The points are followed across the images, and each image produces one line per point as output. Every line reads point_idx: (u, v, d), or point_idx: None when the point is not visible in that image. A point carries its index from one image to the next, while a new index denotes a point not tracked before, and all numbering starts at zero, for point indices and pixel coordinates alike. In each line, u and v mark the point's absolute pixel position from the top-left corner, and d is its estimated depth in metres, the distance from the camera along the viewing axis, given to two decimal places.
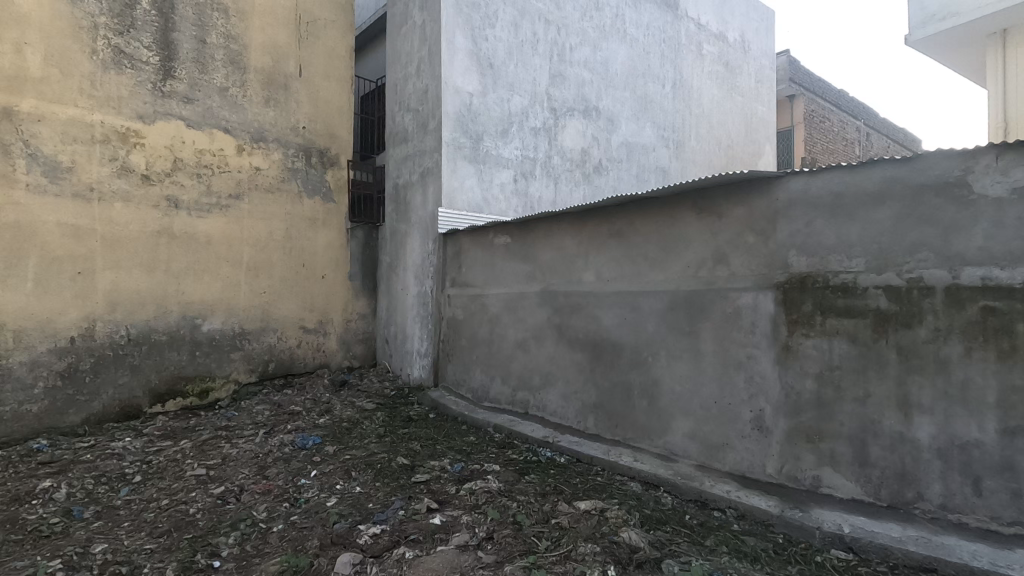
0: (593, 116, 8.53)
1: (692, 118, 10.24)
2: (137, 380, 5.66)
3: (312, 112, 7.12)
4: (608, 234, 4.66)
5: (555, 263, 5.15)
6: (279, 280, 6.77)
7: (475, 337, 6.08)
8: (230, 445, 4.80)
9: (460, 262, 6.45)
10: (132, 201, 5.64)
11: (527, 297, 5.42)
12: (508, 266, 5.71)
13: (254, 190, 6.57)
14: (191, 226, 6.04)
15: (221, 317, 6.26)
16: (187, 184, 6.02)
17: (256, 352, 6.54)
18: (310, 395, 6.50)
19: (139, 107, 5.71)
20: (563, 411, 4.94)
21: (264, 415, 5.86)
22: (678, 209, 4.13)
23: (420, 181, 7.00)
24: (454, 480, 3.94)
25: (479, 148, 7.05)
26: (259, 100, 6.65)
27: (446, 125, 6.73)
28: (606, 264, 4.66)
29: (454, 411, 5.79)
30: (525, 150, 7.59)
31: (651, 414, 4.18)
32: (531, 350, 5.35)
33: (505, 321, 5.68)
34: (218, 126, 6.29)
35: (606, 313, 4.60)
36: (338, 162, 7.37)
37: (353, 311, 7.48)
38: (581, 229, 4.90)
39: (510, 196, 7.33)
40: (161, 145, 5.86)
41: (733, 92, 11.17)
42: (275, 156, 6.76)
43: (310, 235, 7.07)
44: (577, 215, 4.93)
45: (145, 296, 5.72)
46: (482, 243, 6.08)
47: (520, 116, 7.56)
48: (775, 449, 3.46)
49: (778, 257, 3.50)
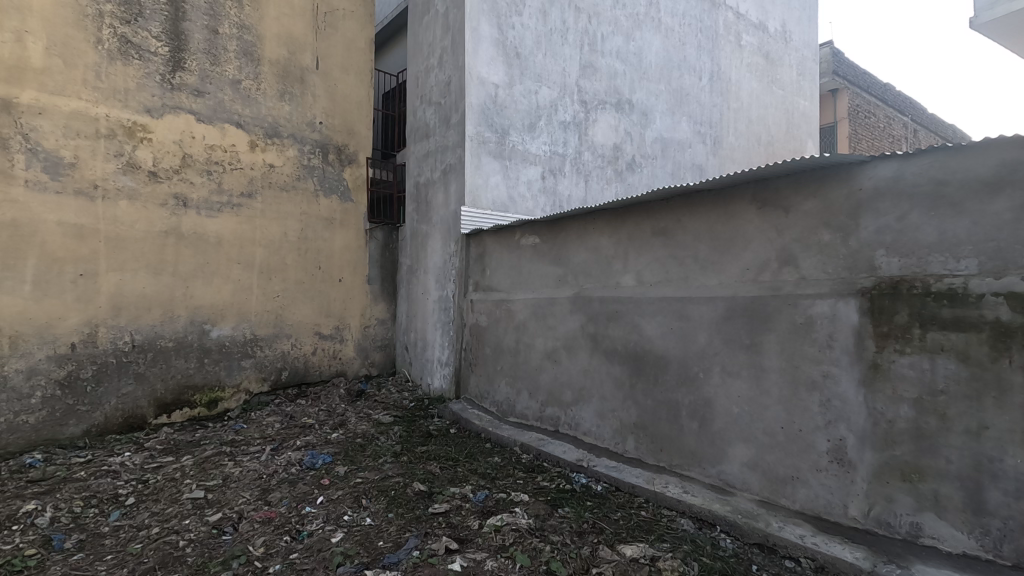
0: (626, 110, 8.00)
1: (731, 113, 9.63)
2: (142, 389, 5.33)
3: (329, 107, 6.78)
4: (650, 233, 4.15)
5: (589, 266, 4.65)
6: (293, 284, 6.43)
7: (500, 346, 5.61)
8: (234, 464, 4.40)
9: (484, 264, 5.99)
10: (138, 199, 5.33)
11: (558, 302, 4.92)
12: (537, 269, 5.22)
13: (267, 188, 6.24)
14: (201, 225, 5.72)
15: (231, 322, 5.94)
16: (197, 181, 5.71)
17: (269, 360, 6.21)
18: (324, 406, 6.11)
19: (147, 100, 5.40)
20: (598, 431, 4.43)
21: (274, 428, 5.48)
22: (734, 203, 3.59)
23: (442, 178, 6.58)
24: (478, 512, 3.48)
25: (505, 143, 6.61)
26: (274, 94, 6.32)
27: (469, 118, 6.30)
28: (648, 267, 4.15)
29: (477, 427, 5.33)
30: (553, 145, 7.11)
31: (703, 438, 3.64)
32: (562, 361, 4.84)
33: (533, 330, 5.19)
34: (230, 121, 5.97)
35: (648, 321, 4.08)
36: (356, 160, 7.02)
37: (371, 317, 7.11)
38: (619, 228, 4.41)
39: (537, 194, 6.85)
40: (170, 141, 5.55)
41: (774, 85, 10.50)
42: (289, 153, 6.43)
43: (326, 236, 6.71)
44: (615, 210, 4.44)
45: (151, 299, 5.40)
46: (508, 244, 5.62)
47: (549, 109, 7.09)
48: (861, 487, 2.89)
49: (862, 257, 2.94)
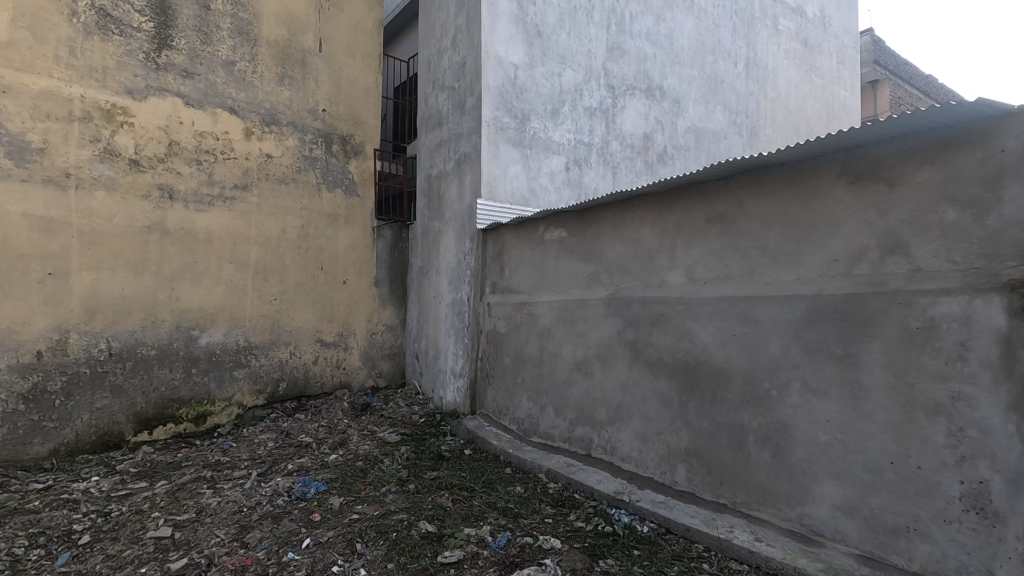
0: (656, 97, 7.32)
1: (767, 102, 8.89)
2: (120, 403, 4.75)
3: (333, 93, 6.22)
4: (703, 221, 3.47)
5: (628, 262, 3.97)
6: (292, 286, 5.84)
7: (521, 355, 4.94)
8: (212, 493, 3.77)
9: (502, 263, 5.33)
10: (116, 190, 4.77)
11: (589, 305, 4.24)
12: (564, 267, 4.55)
13: (264, 180, 5.67)
14: (189, 220, 5.16)
15: (223, 328, 5.36)
16: (184, 171, 5.15)
17: (265, 370, 5.62)
18: (324, 422, 5.50)
19: (128, 79, 4.86)
20: (639, 456, 3.74)
21: (267, 447, 4.86)
22: (816, 179, 2.89)
23: (456, 170, 5.96)
24: (499, 565, 2.82)
25: (526, 130, 5.97)
26: (273, 77, 5.77)
27: (486, 102, 5.67)
28: (701, 261, 3.46)
29: (495, 448, 4.67)
30: (579, 133, 6.46)
31: (777, 472, 2.93)
32: (594, 373, 4.15)
33: (559, 337, 4.51)
34: (223, 105, 5.42)
35: (702, 327, 3.37)
36: (363, 151, 6.44)
37: (379, 323, 6.50)
38: (664, 215, 3.73)
39: (561, 187, 6.19)
40: (155, 126, 5.00)
41: (813, 73, 9.73)
42: (288, 142, 5.86)
43: (329, 234, 6.12)
44: (659, 194, 3.76)
45: (131, 302, 4.83)
46: (530, 239, 4.96)
47: (573, 93, 6.44)
48: (1013, 549, 2.14)
49: (1007, 241, 2.21)
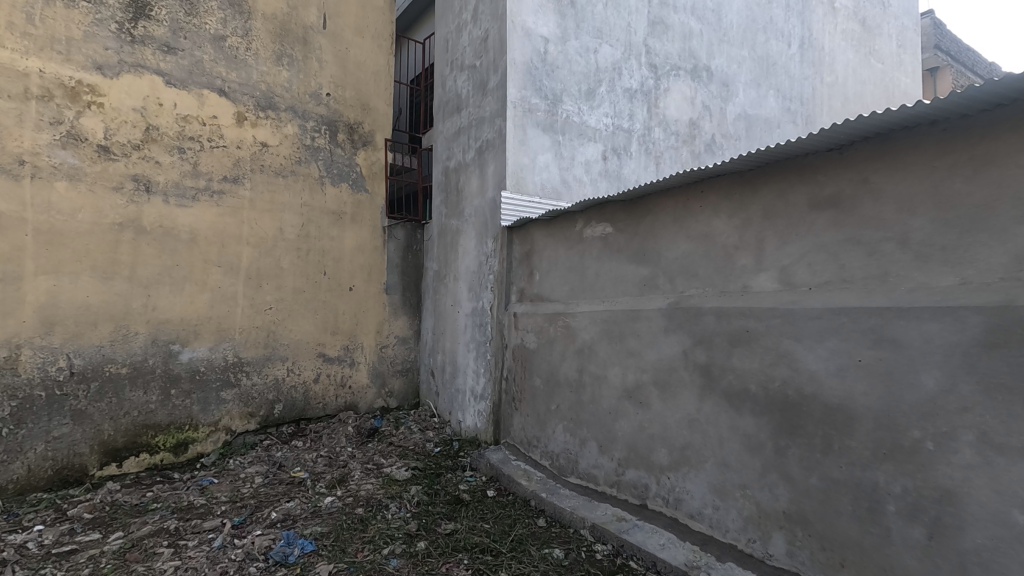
0: (703, 79, 6.46)
1: (824, 87, 7.94)
2: (83, 431, 4.04)
3: (338, 76, 5.50)
4: (803, 206, 2.62)
5: (696, 262, 3.13)
6: (290, 293, 5.11)
7: (555, 377, 4.12)
8: (171, 555, 3.00)
9: (531, 266, 4.52)
10: (81, 180, 4.09)
11: (642, 317, 3.39)
12: (610, 270, 3.72)
13: (258, 172, 4.97)
14: (169, 217, 4.47)
15: (209, 342, 4.65)
16: (164, 160, 4.46)
17: (257, 390, 4.90)
18: (324, 451, 4.75)
19: (97, 53, 4.19)
20: (714, 515, 2.88)
21: (253, 484, 4.11)
22: (993, 141, 2.02)
23: (478, 159, 5.19)
24: None
25: (558, 113, 5.17)
26: (270, 56, 5.08)
27: (511, 79, 4.88)
28: (803, 260, 2.60)
29: (525, 491, 3.85)
30: (617, 118, 5.64)
31: (936, 560, 2.05)
32: (649, 404, 3.31)
33: (603, 356, 3.67)
34: (211, 86, 4.73)
35: (808, 349, 2.50)
36: (372, 141, 5.71)
37: (389, 335, 5.75)
38: (746, 203, 2.88)
39: (597, 179, 5.38)
40: (129, 108, 4.32)
41: (872, 57, 8.73)
42: (287, 129, 5.16)
43: (334, 234, 5.39)
44: (741, 173, 2.91)
45: (98, 312, 4.14)
46: (566, 237, 4.14)
47: (611, 72, 5.63)
48: None
49: None
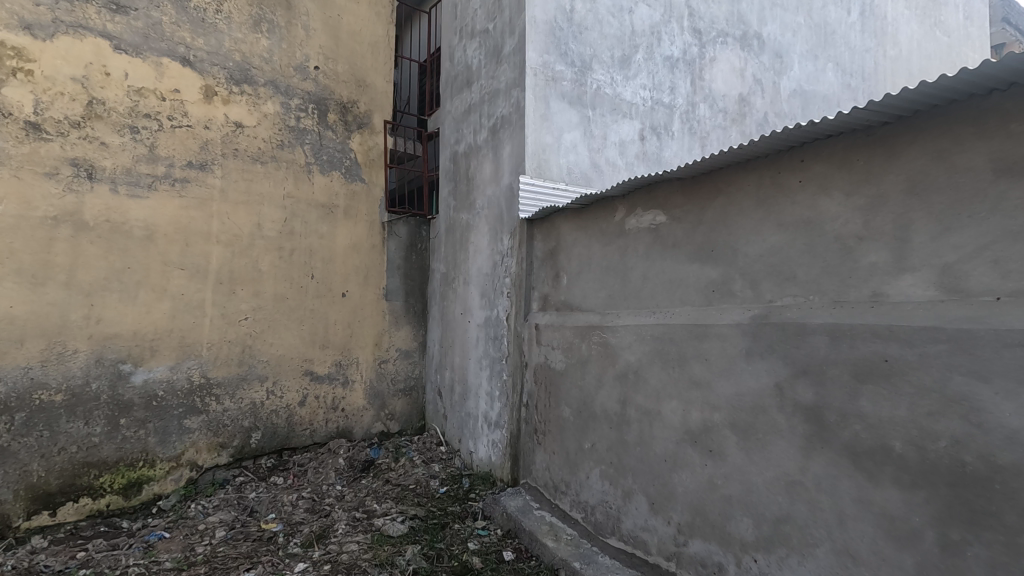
0: (753, 48, 5.54)
1: (886, 62, 6.93)
2: (5, 473, 3.28)
3: (329, 46, 4.71)
4: (980, 173, 1.72)
5: (793, 260, 2.23)
6: (270, 301, 4.31)
7: (589, 408, 3.25)
8: None
9: (557, 267, 3.65)
10: (4, 164, 3.34)
11: (712, 335, 2.51)
12: (662, 271, 2.84)
13: (231, 157, 4.18)
14: (118, 210, 3.70)
15: (168, 360, 3.87)
16: (112, 141, 3.70)
17: (229, 416, 4.12)
18: (307, 492, 3.93)
19: (26, 9, 3.45)
20: None
21: (211, 540, 3.29)
22: None
23: (492, 140, 4.34)
24: None
25: (587, 84, 4.30)
26: (245, 20, 4.29)
27: (531, 41, 4.02)
28: (986, 254, 1.69)
29: (552, 557, 2.99)
30: (657, 90, 4.75)
31: None
32: (725, 454, 2.42)
33: (655, 384, 2.80)
34: (172, 54, 3.97)
35: (1001, 394, 1.60)
36: (370, 123, 4.90)
37: (389, 349, 4.93)
38: (876, 173, 1.98)
39: (633, 163, 4.51)
40: (66, 77, 3.57)
41: (938, 28, 7.62)
42: (266, 107, 4.37)
43: (323, 231, 4.60)
44: (867, 131, 2.02)
45: (25, 325, 3.39)
46: (603, 229, 3.27)
47: (650, 36, 4.74)
48: None
49: None
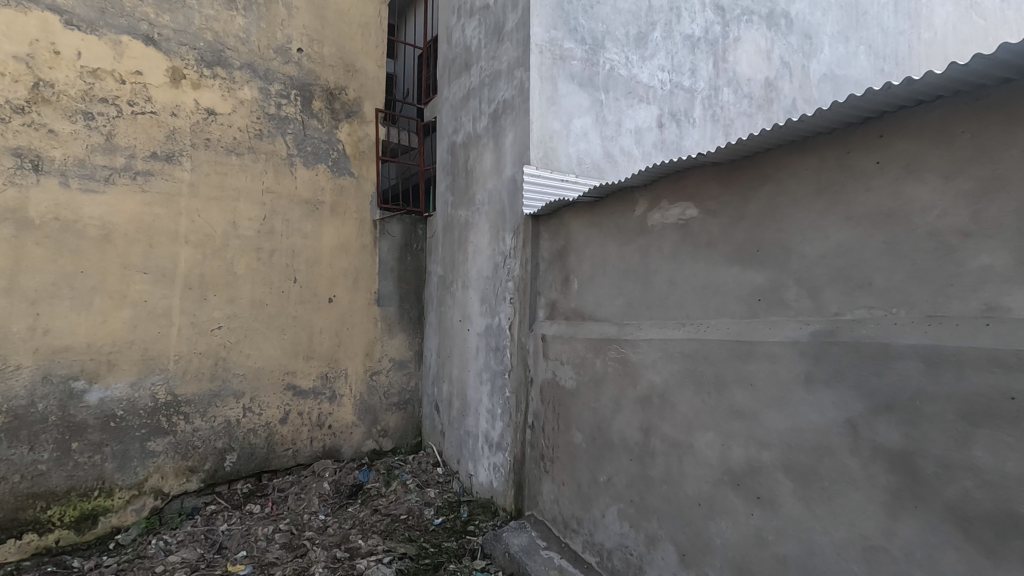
0: (780, 28, 5.11)
1: (921, 46, 6.41)
2: None
3: (313, 26, 4.27)
4: None
5: (868, 263, 1.75)
6: (247, 308, 3.87)
7: (605, 434, 2.78)
8: None
9: (567, 270, 3.18)
10: None
11: (760, 354, 2.03)
12: (693, 276, 2.37)
13: (202, 147, 3.75)
14: (69, 206, 3.28)
15: (129, 376, 3.44)
16: (62, 128, 3.28)
17: (200, 436, 3.68)
18: (285, 523, 3.48)
19: None
20: None
21: None
22: None
23: (493, 127, 3.88)
24: None
25: (599, 64, 3.83)
26: None
27: (536, 14, 3.56)
28: None
29: None
30: (677, 72, 4.27)
31: None
32: (778, 502, 1.94)
33: (686, 411, 2.32)
34: (133, 31, 3.54)
35: None
36: (359, 111, 4.46)
37: (382, 359, 4.48)
38: (991, 148, 1.50)
39: (651, 153, 4.03)
40: (8, 55, 3.16)
41: (975, 11, 7.04)
42: (242, 93, 3.93)
43: (307, 229, 4.15)
44: (975, 93, 1.54)
45: None
46: (621, 225, 2.80)
47: (668, 12, 4.26)
48: None
49: None
